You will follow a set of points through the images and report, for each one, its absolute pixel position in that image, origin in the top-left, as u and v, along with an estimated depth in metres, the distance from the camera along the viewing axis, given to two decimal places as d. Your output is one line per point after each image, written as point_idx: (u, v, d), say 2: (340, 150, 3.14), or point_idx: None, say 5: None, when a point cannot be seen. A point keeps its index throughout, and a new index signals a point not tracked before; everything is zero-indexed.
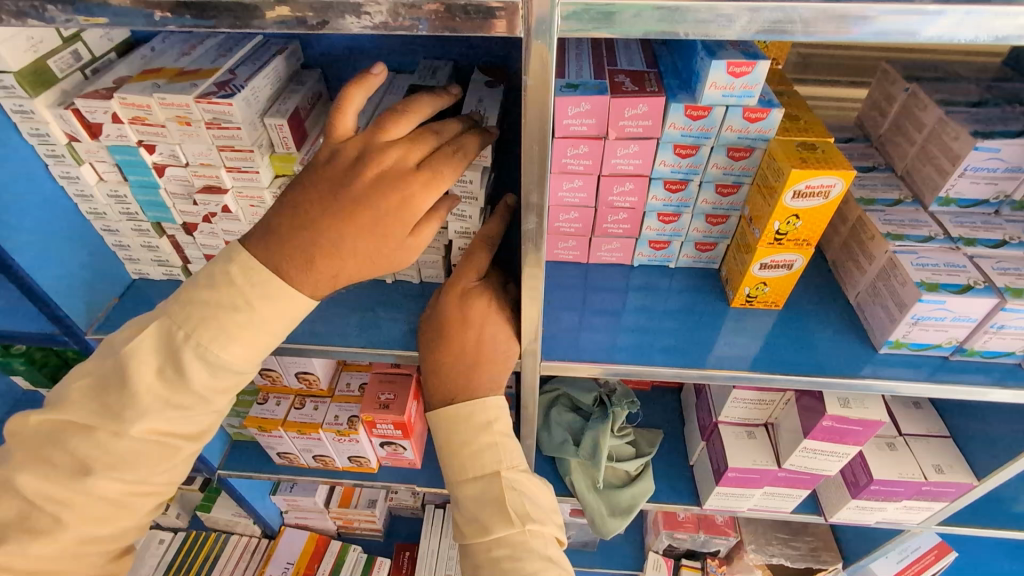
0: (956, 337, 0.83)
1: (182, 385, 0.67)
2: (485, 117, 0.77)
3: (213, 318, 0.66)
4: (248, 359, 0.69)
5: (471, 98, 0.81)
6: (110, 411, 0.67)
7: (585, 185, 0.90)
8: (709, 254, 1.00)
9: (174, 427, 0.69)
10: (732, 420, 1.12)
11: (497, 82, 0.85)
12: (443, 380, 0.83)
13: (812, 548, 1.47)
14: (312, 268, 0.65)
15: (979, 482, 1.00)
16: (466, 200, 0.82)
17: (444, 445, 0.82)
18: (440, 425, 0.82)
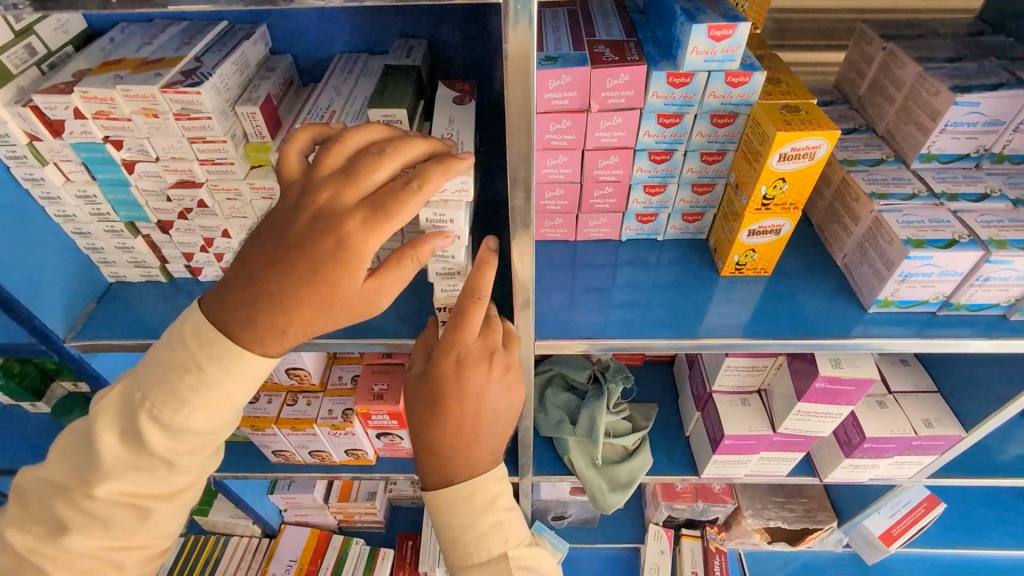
0: (942, 292, 0.84)
1: (144, 451, 0.67)
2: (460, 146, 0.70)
3: (165, 381, 0.66)
4: (208, 422, 0.67)
5: (440, 119, 0.75)
6: (81, 473, 0.69)
7: (569, 161, 0.88)
8: (697, 224, 1.00)
9: (142, 488, 0.70)
10: (726, 389, 1.13)
11: (467, 96, 0.79)
12: (440, 462, 0.74)
13: (807, 510, 1.49)
14: (257, 325, 0.62)
15: (968, 434, 1.03)
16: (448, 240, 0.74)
17: (444, 530, 0.76)
18: (439, 511, 0.75)
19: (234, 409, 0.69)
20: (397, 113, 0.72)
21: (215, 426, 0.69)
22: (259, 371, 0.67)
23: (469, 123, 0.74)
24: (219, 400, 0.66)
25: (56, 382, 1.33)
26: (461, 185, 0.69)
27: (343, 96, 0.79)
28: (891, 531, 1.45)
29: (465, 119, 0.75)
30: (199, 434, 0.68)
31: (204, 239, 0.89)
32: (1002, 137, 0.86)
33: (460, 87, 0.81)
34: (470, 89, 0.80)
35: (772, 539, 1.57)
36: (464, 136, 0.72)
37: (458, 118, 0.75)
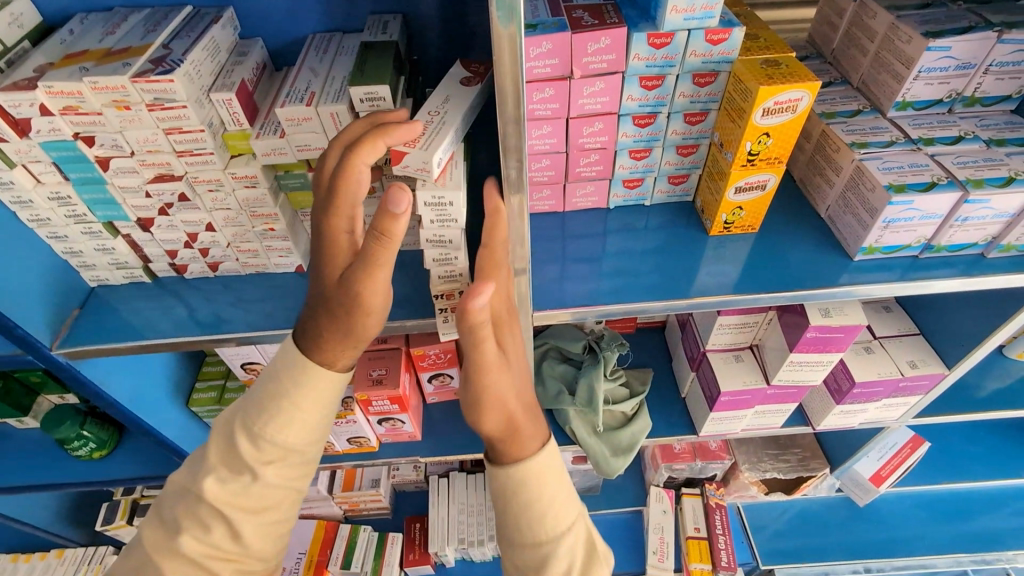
0: (924, 235, 0.86)
1: (237, 456, 0.73)
2: (445, 123, 0.69)
3: (257, 390, 0.75)
4: (287, 425, 0.72)
5: (436, 97, 0.74)
6: (194, 476, 0.74)
7: (554, 130, 0.88)
8: (682, 186, 1.01)
9: (234, 496, 0.72)
10: (719, 347, 1.16)
11: (475, 78, 0.77)
12: (528, 430, 0.71)
13: (801, 459, 1.54)
14: (310, 330, 0.73)
15: (950, 371, 1.07)
16: (441, 224, 0.71)
17: (527, 500, 0.70)
18: (523, 478, 0.70)
19: (306, 421, 0.73)
20: (379, 90, 0.71)
21: (293, 430, 0.73)
22: (329, 378, 0.74)
23: (463, 104, 0.73)
24: (293, 403, 0.72)
25: (42, 396, 1.31)
26: (423, 163, 0.65)
27: (320, 77, 0.77)
28: (880, 473, 1.51)
29: (458, 99, 0.73)
30: (280, 438, 0.72)
31: (187, 234, 0.87)
32: (973, 80, 0.88)
33: (474, 67, 0.80)
34: (482, 71, 0.78)
35: (769, 490, 1.62)
36: (452, 117, 0.70)
37: (453, 98, 0.73)
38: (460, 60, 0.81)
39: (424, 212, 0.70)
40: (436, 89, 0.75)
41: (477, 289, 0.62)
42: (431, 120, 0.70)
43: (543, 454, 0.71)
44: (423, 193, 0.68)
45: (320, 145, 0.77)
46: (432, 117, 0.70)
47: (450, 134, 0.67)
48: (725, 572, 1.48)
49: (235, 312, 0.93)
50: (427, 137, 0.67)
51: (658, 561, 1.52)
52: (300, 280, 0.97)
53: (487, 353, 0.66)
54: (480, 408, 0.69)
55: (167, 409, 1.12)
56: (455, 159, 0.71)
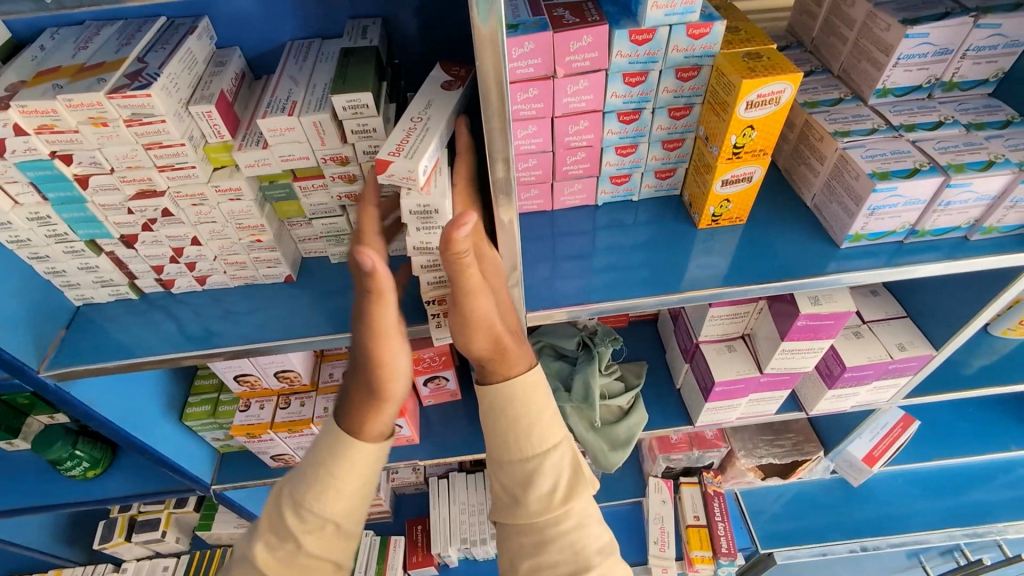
0: (908, 221, 0.87)
1: (284, 526, 0.78)
2: (429, 128, 0.68)
3: (304, 459, 0.81)
4: (329, 495, 0.77)
5: (417, 103, 0.73)
6: (250, 541, 0.80)
7: (539, 130, 0.88)
8: (669, 180, 1.01)
9: (280, 564, 0.77)
10: (711, 338, 1.16)
11: (457, 82, 0.77)
12: (515, 351, 0.84)
13: (795, 444, 1.56)
14: (349, 403, 0.80)
15: (938, 352, 1.09)
16: (427, 229, 0.70)
17: (520, 413, 0.84)
18: (517, 394, 0.84)
19: (341, 489, 0.77)
20: (362, 97, 0.70)
21: (336, 499, 0.77)
22: (362, 447, 0.78)
23: (445, 110, 0.72)
24: (328, 472, 0.77)
25: (32, 417, 1.30)
26: (409, 171, 0.64)
27: (301, 86, 0.76)
28: (873, 453, 1.54)
29: (441, 105, 0.73)
30: (324, 508, 0.76)
31: (173, 249, 0.86)
32: (951, 65, 0.89)
33: (456, 71, 0.79)
34: (464, 75, 0.78)
35: (765, 475, 1.64)
36: (436, 123, 0.70)
37: (435, 104, 0.73)
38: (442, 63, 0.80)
39: (410, 220, 0.69)
40: (418, 94, 0.74)
41: (460, 220, 0.64)
42: (415, 127, 0.69)
43: (530, 378, 0.85)
44: (409, 200, 0.67)
45: (305, 155, 0.77)
46: (415, 124, 0.70)
47: (434, 142, 0.67)
48: (725, 558, 1.50)
49: (226, 325, 0.92)
50: (412, 145, 0.66)
51: (660, 551, 1.53)
52: (290, 290, 0.96)
53: (473, 278, 0.71)
54: (470, 328, 0.77)
55: (161, 426, 1.11)
56: (440, 166, 0.71)
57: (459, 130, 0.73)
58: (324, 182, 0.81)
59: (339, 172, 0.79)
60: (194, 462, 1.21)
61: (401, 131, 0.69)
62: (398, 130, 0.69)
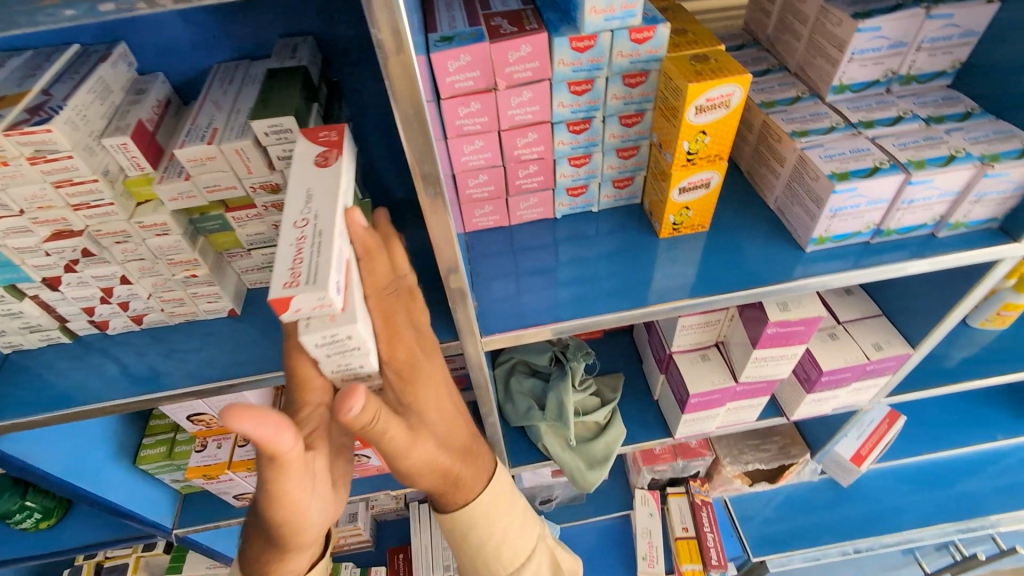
0: (872, 221, 0.84)
1: None
2: (322, 229, 0.57)
3: None
4: None
5: (296, 193, 0.61)
6: None
7: (487, 145, 0.84)
8: (628, 189, 0.98)
9: None
10: (684, 348, 1.13)
11: (332, 154, 0.64)
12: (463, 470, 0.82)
13: (781, 447, 1.52)
14: (251, 552, 0.71)
15: (915, 350, 1.06)
16: (343, 353, 0.61)
17: (487, 539, 0.89)
18: (478, 519, 0.87)
19: None
20: (284, 121, 0.66)
21: None
22: None
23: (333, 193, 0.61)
24: None
25: None
26: (319, 298, 0.53)
27: (224, 111, 0.72)
28: (861, 453, 1.52)
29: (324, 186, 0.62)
30: None
31: (101, 290, 0.81)
32: (907, 58, 0.87)
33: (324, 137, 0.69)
34: (337, 140, 0.66)
35: (753, 481, 1.60)
36: (327, 218, 0.58)
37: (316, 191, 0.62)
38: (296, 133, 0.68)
39: (318, 352, 0.59)
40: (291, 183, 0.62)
41: (347, 401, 0.58)
42: (306, 238, 0.57)
43: (488, 499, 0.88)
44: (312, 335, 0.56)
45: (231, 184, 0.72)
46: (303, 233, 0.57)
47: (333, 250, 0.56)
48: (716, 570, 1.46)
49: (170, 363, 0.87)
50: (309, 266, 0.55)
51: (648, 566, 1.51)
52: (235, 325, 0.91)
53: (394, 434, 0.66)
54: (412, 469, 0.74)
55: (111, 472, 1.05)
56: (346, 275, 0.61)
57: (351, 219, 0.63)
58: (258, 211, 0.77)
59: (271, 201, 0.75)
60: (153, 507, 1.15)
61: (290, 251, 0.56)
62: (285, 248, 0.56)
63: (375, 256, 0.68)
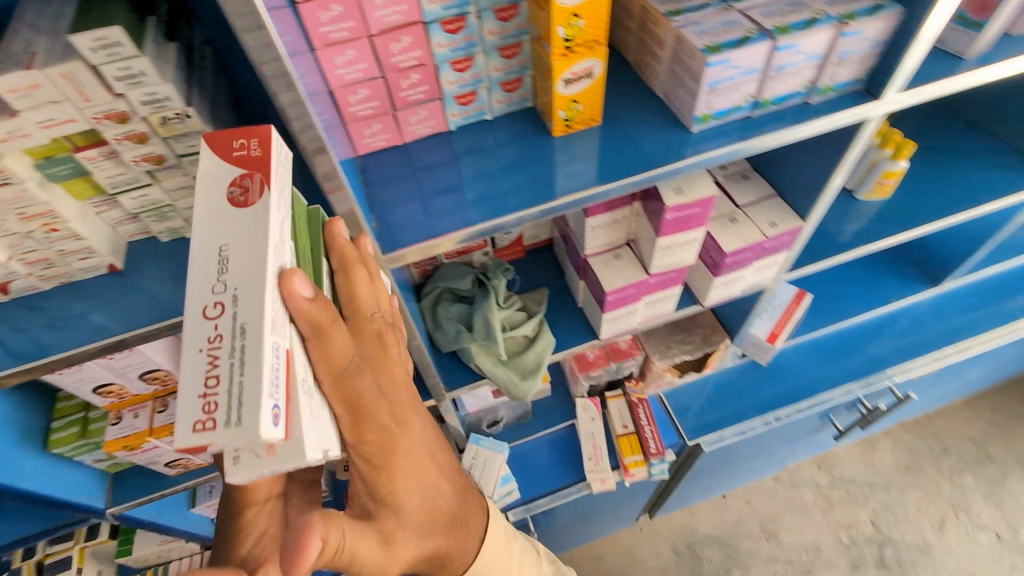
0: (749, 94, 0.87)
1: None
2: (245, 329, 0.50)
3: None
4: None
5: (204, 262, 0.53)
6: None
7: (360, 54, 0.79)
8: (518, 92, 0.96)
9: None
10: (598, 250, 1.16)
11: (250, 196, 0.56)
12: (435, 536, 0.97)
13: (704, 337, 1.62)
14: None
15: (805, 222, 1.14)
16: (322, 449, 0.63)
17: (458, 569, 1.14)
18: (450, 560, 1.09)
19: None
20: (110, 34, 0.58)
21: None
22: None
23: (255, 263, 0.53)
24: None
25: None
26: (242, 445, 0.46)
27: (43, 34, 0.63)
28: (774, 331, 1.63)
29: (242, 246, 0.54)
30: None
31: None
32: None
33: (240, 145, 0.59)
34: (258, 181, 0.57)
35: (682, 373, 1.71)
36: (248, 310, 0.51)
37: (234, 246, 0.54)
38: (204, 138, 0.58)
39: (241, 475, 0.52)
40: (197, 236, 0.54)
41: (302, 545, 0.62)
42: (223, 337, 0.50)
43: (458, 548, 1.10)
44: (241, 472, 0.52)
45: (70, 117, 0.65)
46: (219, 329, 0.50)
47: (260, 373, 0.48)
48: (656, 457, 1.57)
49: (50, 330, 0.80)
50: (227, 403, 0.47)
51: (595, 464, 1.60)
52: (119, 281, 0.85)
53: (358, 543, 0.76)
54: (391, 549, 0.85)
55: (20, 458, 0.99)
56: (286, 381, 0.53)
57: (286, 289, 0.55)
58: (112, 148, 0.70)
59: (122, 132, 0.68)
60: (78, 489, 1.10)
61: (201, 362, 0.49)
62: (191, 363, 0.49)
63: (331, 332, 0.61)
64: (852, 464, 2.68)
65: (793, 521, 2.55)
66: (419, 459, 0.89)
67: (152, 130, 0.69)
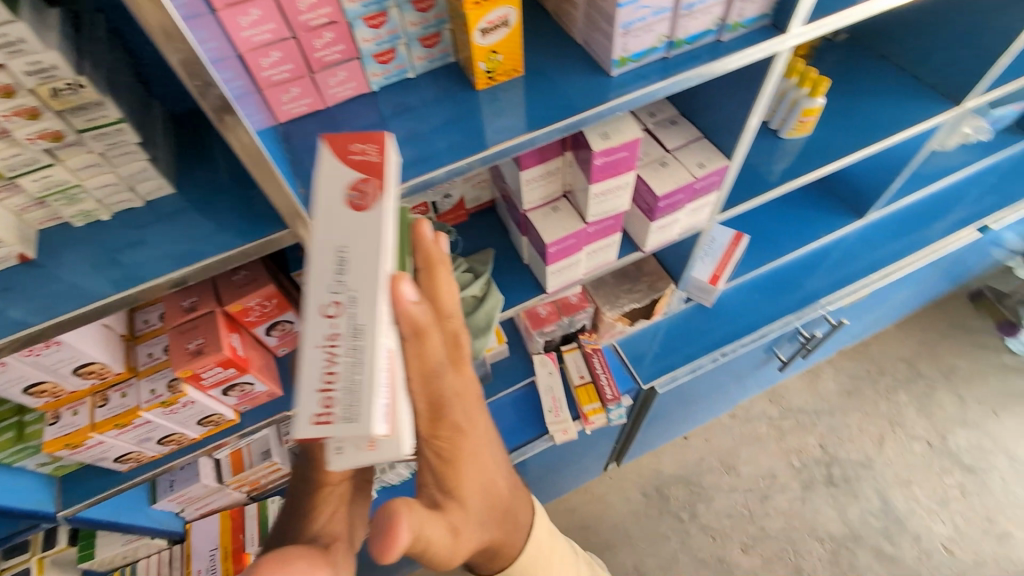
0: (663, 34, 0.89)
1: None
2: (364, 333, 0.61)
3: None
4: None
5: (325, 268, 0.63)
6: None
7: (265, 14, 0.76)
8: (439, 47, 0.95)
9: None
10: (536, 204, 1.18)
11: (367, 199, 0.64)
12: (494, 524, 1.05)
13: (651, 284, 1.68)
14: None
15: (731, 160, 1.18)
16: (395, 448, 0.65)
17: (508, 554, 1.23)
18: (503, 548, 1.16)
19: None
20: None
21: None
22: None
23: (368, 270, 0.62)
24: None
25: None
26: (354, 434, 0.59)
27: None
28: (715, 273, 1.71)
29: (355, 252, 0.63)
30: None
31: None
32: None
33: (358, 148, 0.67)
34: (375, 188, 0.64)
35: (632, 321, 1.77)
36: (361, 313, 0.61)
37: (351, 251, 0.63)
38: (328, 140, 0.66)
39: (336, 456, 0.62)
40: (320, 239, 0.64)
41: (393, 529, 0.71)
42: (340, 335, 0.62)
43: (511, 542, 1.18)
44: (343, 460, 0.62)
45: None
46: (338, 329, 0.62)
47: (370, 381, 0.60)
48: (613, 403, 1.64)
49: None
50: (341, 402, 0.60)
51: (556, 416, 1.66)
52: (33, 272, 0.80)
53: (434, 531, 0.82)
54: (460, 541, 0.90)
55: None
56: (391, 382, 0.64)
57: (391, 298, 0.65)
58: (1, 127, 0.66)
59: (9, 108, 0.64)
60: (22, 495, 1.06)
61: (320, 358, 0.61)
62: (314, 359, 0.62)
63: (426, 333, 0.70)
64: (799, 394, 2.86)
65: (748, 453, 2.71)
66: (481, 456, 0.96)
67: (43, 103, 0.65)
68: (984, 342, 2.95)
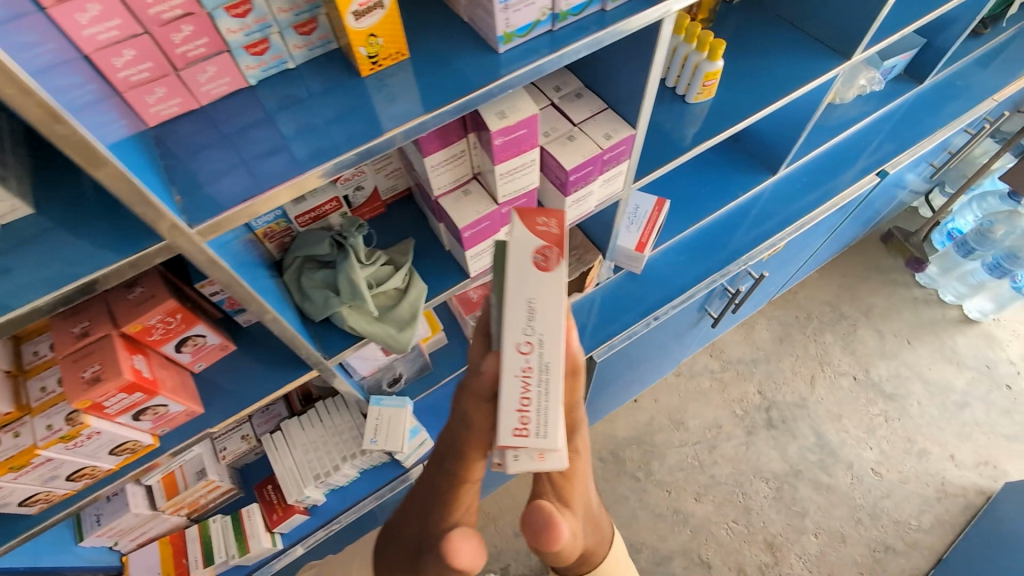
0: (545, 7, 0.88)
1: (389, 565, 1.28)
2: (550, 374, 0.78)
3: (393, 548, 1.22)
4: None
5: (519, 314, 0.77)
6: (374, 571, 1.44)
7: (107, 9, 0.69)
8: (317, 34, 0.90)
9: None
10: (446, 190, 1.15)
11: (552, 261, 0.78)
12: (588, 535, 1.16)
13: (579, 257, 1.70)
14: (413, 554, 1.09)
15: (636, 129, 1.20)
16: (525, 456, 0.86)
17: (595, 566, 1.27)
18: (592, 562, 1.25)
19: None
20: None
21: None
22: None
23: (555, 320, 0.77)
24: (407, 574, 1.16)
25: None
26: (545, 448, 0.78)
27: None
28: (642, 240, 1.73)
29: (544, 304, 0.77)
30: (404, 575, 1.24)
31: None
32: None
33: (543, 221, 0.79)
34: (557, 254, 0.78)
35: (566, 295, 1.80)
36: (549, 353, 0.77)
37: (539, 303, 0.77)
38: (520, 213, 0.79)
39: None
40: (515, 290, 0.77)
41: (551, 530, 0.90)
42: (532, 369, 0.77)
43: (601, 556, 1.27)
44: None
45: None
46: (530, 364, 0.77)
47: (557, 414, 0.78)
48: None
49: None
50: (537, 423, 0.78)
51: None
52: None
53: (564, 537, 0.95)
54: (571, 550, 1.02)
55: None
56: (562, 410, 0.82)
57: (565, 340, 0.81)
58: None
59: None
60: None
61: (517, 386, 0.77)
62: (514, 385, 0.77)
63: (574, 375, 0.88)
64: (737, 345, 3.00)
65: (695, 407, 2.83)
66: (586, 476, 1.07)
67: None
68: (896, 279, 3.17)
